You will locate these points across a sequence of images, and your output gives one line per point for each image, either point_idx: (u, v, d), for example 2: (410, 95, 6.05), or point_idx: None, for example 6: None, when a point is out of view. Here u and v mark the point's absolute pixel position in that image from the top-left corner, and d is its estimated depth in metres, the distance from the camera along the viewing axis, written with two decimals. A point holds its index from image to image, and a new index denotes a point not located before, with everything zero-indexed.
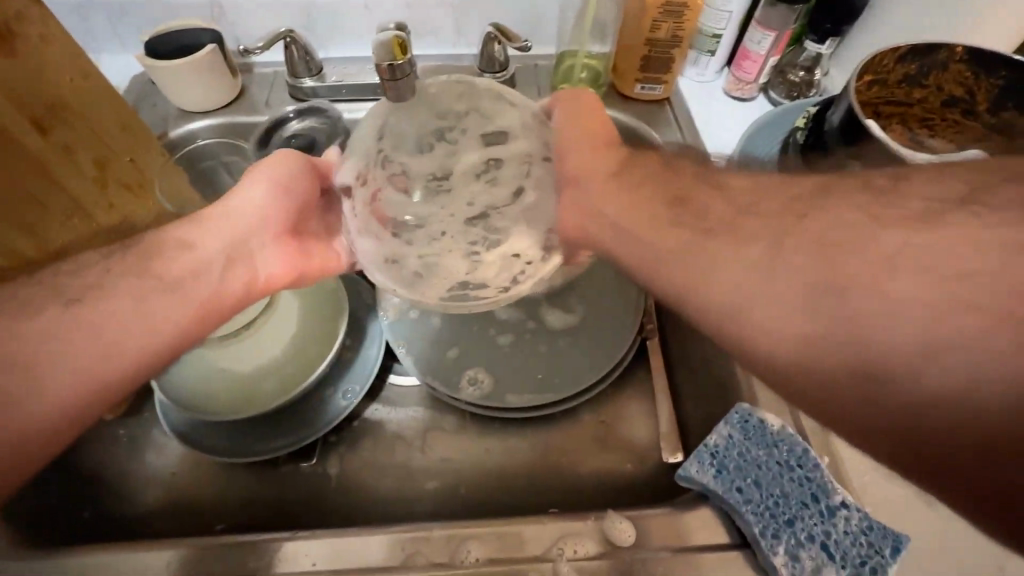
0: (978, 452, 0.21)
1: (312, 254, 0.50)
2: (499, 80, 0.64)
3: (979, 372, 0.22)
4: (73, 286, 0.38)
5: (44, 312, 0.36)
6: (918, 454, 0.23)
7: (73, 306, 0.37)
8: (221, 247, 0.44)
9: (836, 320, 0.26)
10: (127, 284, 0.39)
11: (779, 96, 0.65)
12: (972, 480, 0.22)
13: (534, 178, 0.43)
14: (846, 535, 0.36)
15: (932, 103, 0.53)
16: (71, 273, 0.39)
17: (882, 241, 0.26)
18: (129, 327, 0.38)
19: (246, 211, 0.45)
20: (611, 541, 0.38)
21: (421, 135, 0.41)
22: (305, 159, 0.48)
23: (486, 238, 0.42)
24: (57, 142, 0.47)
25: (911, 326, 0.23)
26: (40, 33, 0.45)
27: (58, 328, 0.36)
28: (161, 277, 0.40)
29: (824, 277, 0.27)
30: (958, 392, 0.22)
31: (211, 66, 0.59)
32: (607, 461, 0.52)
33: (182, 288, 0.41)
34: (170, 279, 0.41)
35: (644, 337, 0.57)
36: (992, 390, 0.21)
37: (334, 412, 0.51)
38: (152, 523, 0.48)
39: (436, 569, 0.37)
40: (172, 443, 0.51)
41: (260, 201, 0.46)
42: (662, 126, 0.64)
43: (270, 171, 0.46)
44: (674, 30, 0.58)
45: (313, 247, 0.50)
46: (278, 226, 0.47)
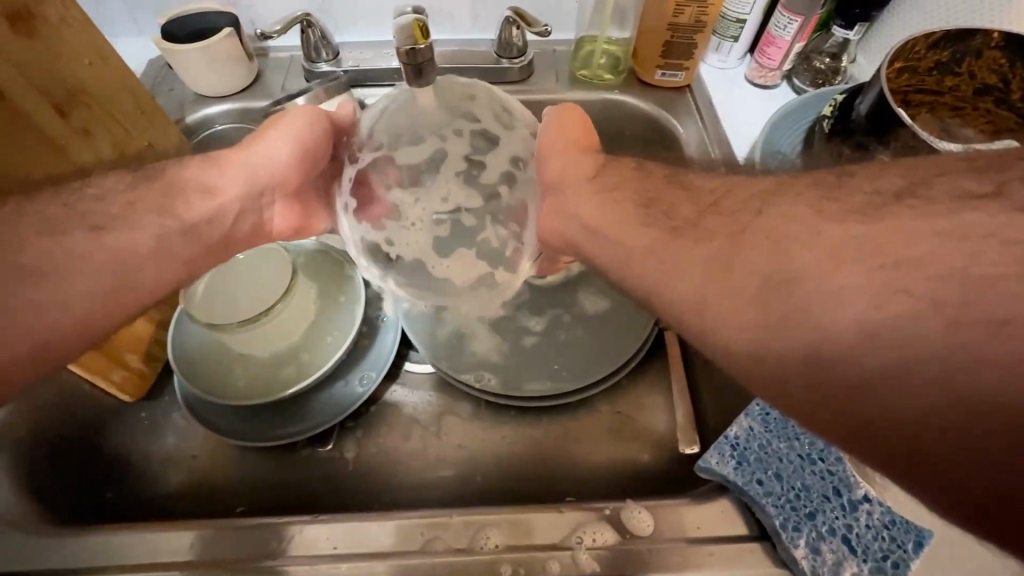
0: (980, 457, 0.23)
1: (313, 217, 0.52)
2: (516, 66, 0.63)
3: (987, 386, 0.24)
4: (97, 213, 0.40)
5: (71, 235, 0.38)
6: (921, 459, 0.25)
7: (97, 233, 0.39)
8: (237, 195, 0.46)
9: (854, 336, 0.27)
10: (150, 233, 0.40)
11: (803, 83, 0.63)
12: (969, 482, 0.24)
13: (518, 184, 0.44)
14: (868, 529, 0.35)
15: (964, 92, 0.51)
16: (94, 198, 0.40)
17: (906, 253, 0.27)
18: (147, 259, 0.40)
19: (264, 165, 0.47)
20: (629, 531, 0.38)
21: (417, 125, 0.42)
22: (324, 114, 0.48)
23: (456, 235, 0.42)
24: (75, 126, 0.47)
25: (928, 333, 0.25)
26: (60, 16, 0.44)
27: (81, 253, 0.38)
28: (182, 218, 0.43)
29: (846, 292, 0.28)
30: (963, 406, 0.24)
31: (228, 50, 0.58)
32: (623, 450, 0.52)
33: (199, 230, 0.44)
34: (190, 221, 0.43)
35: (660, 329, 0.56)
36: (996, 404, 0.23)
37: (350, 400, 0.52)
38: (172, 505, 0.49)
39: (456, 555, 0.37)
40: (192, 426, 0.52)
41: (275, 162, 0.48)
42: (683, 114, 0.63)
43: (290, 130, 0.46)
44: (697, 15, 0.57)
45: (314, 213, 0.53)
46: (288, 189, 0.49)
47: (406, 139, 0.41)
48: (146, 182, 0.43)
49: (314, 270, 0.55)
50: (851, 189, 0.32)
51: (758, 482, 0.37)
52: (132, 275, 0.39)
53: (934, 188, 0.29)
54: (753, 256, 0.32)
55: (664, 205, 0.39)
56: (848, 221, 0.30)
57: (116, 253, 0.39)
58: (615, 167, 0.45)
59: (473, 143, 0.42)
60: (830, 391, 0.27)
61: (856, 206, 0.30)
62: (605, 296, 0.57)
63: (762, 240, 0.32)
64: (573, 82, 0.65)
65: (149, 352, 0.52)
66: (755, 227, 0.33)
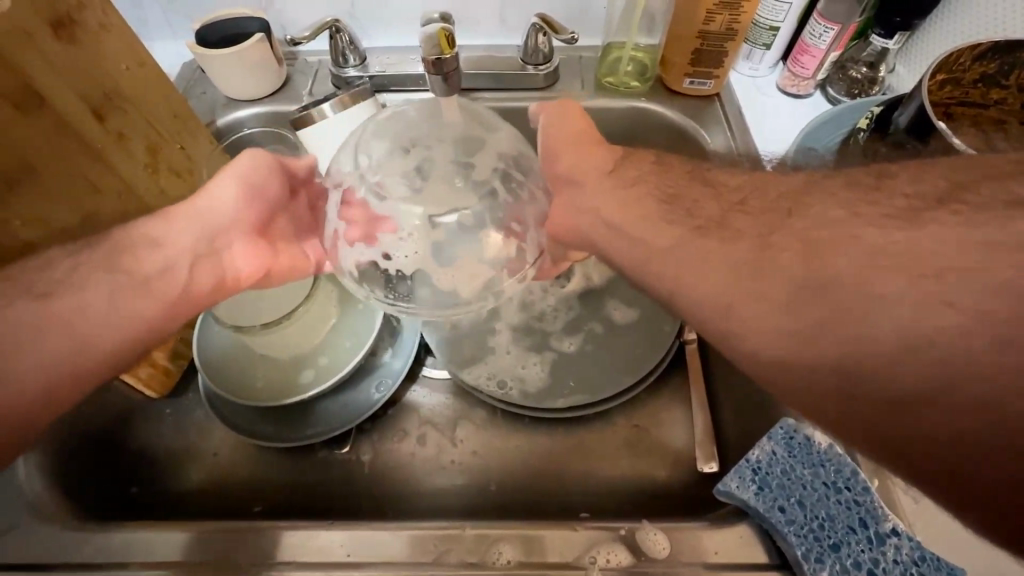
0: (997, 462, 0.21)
1: (278, 254, 0.50)
2: (542, 73, 0.63)
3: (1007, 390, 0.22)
4: (40, 282, 0.39)
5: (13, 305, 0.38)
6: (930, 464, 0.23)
7: (40, 300, 0.38)
8: (190, 242, 0.45)
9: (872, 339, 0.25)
10: (99, 292, 0.40)
11: (839, 93, 0.61)
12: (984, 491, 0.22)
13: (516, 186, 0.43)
14: (896, 564, 0.34)
15: (1012, 105, 0.49)
16: (38, 268, 0.40)
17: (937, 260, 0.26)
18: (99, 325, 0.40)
19: (216, 209, 0.46)
20: (645, 553, 0.37)
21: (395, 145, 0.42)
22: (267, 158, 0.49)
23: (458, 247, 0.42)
24: (113, 130, 0.48)
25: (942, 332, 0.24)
26: (99, 22, 0.46)
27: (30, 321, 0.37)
28: (135, 273, 0.42)
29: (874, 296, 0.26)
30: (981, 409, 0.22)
31: (258, 55, 0.59)
32: (639, 464, 0.51)
33: (150, 285, 0.43)
34: (142, 275, 0.42)
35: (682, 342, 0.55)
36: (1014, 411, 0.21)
37: (368, 404, 0.52)
38: (194, 501, 0.50)
39: (468, 569, 0.37)
40: (214, 424, 0.53)
41: (226, 202, 0.46)
42: (711, 123, 0.62)
43: (240, 167, 0.47)
44: (729, 22, 0.56)
45: (279, 248, 0.51)
46: (248, 227, 0.49)
47: (392, 156, 0.41)
48: (94, 243, 0.42)
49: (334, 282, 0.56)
50: (880, 193, 0.31)
51: (781, 509, 0.36)
52: (88, 338, 0.39)
53: (988, 194, 0.27)
54: (777, 270, 0.31)
55: (687, 206, 0.38)
56: (870, 227, 0.29)
57: (68, 317, 0.38)
58: (636, 177, 0.44)
59: (458, 149, 0.42)
60: (845, 392, 0.26)
61: (890, 213, 0.29)
62: (627, 309, 0.57)
63: (785, 253, 0.31)
64: (599, 89, 0.64)
65: (176, 350, 0.53)
66: (776, 237, 0.32)
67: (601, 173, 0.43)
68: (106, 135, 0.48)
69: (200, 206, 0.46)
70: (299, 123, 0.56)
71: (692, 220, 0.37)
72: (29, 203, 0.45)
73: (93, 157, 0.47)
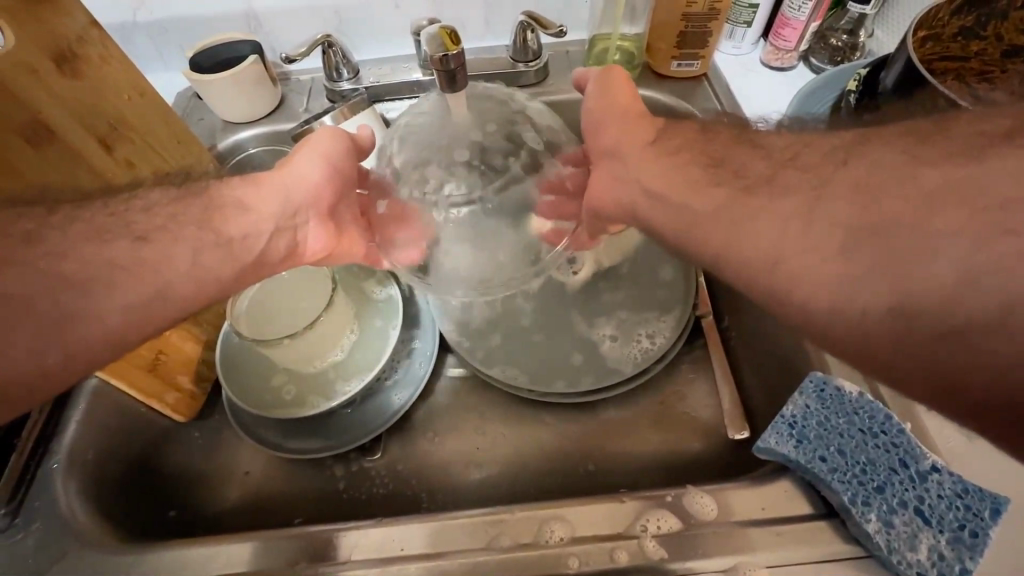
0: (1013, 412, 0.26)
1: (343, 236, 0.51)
2: (533, 69, 0.64)
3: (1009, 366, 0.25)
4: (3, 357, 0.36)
5: None
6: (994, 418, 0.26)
7: None
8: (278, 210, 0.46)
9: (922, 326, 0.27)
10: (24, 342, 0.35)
11: (822, 62, 0.63)
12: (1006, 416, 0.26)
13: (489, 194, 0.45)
14: (941, 499, 0.36)
15: (993, 54, 0.51)
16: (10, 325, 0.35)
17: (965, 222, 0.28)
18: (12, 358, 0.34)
19: (300, 186, 0.47)
20: (694, 516, 0.38)
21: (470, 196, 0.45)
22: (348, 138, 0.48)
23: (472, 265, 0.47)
24: (120, 158, 0.49)
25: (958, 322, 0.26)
26: (100, 54, 0.46)
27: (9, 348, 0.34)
28: (221, 233, 0.42)
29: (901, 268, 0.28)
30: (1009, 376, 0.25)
31: (257, 77, 0.60)
32: (669, 439, 0.52)
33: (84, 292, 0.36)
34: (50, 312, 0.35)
35: (698, 316, 0.56)
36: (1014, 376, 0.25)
37: (392, 410, 0.52)
38: (233, 519, 0.50)
39: (524, 549, 0.37)
40: (243, 442, 0.53)
41: (313, 176, 0.47)
42: (702, 101, 0.63)
43: (322, 145, 0.47)
44: (711, 3, 0.57)
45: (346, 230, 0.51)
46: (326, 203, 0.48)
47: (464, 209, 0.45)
48: (191, 196, 0.43)
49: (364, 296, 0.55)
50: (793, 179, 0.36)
51: (899, 430, 0.39)
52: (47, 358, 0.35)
53: (962, 139, 0.30)
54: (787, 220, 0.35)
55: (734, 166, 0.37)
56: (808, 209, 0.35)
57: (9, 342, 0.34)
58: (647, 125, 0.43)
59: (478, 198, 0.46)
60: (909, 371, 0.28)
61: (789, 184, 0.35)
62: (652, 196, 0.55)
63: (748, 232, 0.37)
64: None
65: (198, 372, 0.53)
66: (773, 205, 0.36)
67: (644, 146, 0.42)
68: (113, 163, 0.49)
69: (279, 182, 0.46)
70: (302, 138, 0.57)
71: (739, 182, 0.36)
72: None
73: (100, 183, 0.48)
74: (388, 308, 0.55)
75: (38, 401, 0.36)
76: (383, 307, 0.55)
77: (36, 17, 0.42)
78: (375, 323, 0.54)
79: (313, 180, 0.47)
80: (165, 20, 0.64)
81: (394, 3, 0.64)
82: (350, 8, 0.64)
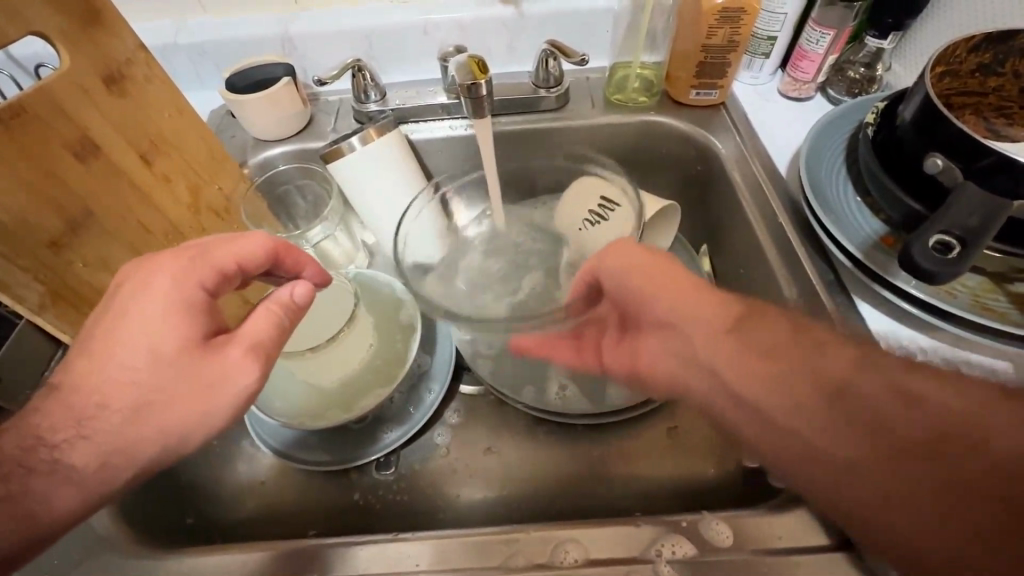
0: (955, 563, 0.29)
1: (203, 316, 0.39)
2: (555, 95, 0.66)
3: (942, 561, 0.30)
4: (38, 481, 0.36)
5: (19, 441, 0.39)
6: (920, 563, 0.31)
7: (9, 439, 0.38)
8: (103, 440, 0.36)
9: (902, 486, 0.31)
10: (75, 428, 0.36)
11: (840, 93, 0.64)
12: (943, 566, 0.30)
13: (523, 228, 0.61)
14: None
15: (1010, 90, 0.52)
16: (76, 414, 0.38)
17: None
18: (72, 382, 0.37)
19: (117, 303, 0.38)
20: (708, 543, 0.38)
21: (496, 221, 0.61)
22: (251, 246, 0.42)
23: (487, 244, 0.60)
24: (159, 172, 0.51)
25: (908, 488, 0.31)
26: (144, 74, 0.49)
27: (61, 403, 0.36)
28: (76, 425, 0.36)
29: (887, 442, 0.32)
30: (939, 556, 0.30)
31: (289, 98, 0.63)
32: (683, 464, 0.52)
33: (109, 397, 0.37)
34: (102, 360, 0.37)
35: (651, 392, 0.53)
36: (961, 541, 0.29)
37: (411, 423, 0.54)
38: (248, 530, 0.50)
39: (538, 570, 0.37)
40: (261, 453, 0.54)
41: (129, 294, 0.38)
42: (720, 129, 0.64)
43: (126, 331, 0.37)
44: (730, 35, 0.59)
45: (206, 310, 0.39)
46: (127, 315, 0.37)
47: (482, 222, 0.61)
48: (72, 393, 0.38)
49: (384, 320, 0.56)
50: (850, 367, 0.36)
51: None
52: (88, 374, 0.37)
53: None
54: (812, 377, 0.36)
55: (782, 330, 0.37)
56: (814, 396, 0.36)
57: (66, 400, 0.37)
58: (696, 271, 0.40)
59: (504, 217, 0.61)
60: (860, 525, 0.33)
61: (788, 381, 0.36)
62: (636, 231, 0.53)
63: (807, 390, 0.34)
64: (609, 106, 0.67)
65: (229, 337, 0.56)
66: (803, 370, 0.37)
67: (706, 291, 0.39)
68: (152, 177, 0.50)
69: (131, 314, 0.37)
70: (332, 156, 0.58)
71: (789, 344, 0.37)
72: (91, 247, 0.46)
73: (141, 198, 0.49)
74: (410, 330, 0.55)
75: (66, 405, 0.37)
76: (407, 327, 0.55)
77: (93, 41, 0.45)
78: (396, 337, 0.55)
79: (159, 317, 0.37)
80: (204, 42, 0.67)
81: (422, 29, 0.67)
82: (380, 33, 0.67)
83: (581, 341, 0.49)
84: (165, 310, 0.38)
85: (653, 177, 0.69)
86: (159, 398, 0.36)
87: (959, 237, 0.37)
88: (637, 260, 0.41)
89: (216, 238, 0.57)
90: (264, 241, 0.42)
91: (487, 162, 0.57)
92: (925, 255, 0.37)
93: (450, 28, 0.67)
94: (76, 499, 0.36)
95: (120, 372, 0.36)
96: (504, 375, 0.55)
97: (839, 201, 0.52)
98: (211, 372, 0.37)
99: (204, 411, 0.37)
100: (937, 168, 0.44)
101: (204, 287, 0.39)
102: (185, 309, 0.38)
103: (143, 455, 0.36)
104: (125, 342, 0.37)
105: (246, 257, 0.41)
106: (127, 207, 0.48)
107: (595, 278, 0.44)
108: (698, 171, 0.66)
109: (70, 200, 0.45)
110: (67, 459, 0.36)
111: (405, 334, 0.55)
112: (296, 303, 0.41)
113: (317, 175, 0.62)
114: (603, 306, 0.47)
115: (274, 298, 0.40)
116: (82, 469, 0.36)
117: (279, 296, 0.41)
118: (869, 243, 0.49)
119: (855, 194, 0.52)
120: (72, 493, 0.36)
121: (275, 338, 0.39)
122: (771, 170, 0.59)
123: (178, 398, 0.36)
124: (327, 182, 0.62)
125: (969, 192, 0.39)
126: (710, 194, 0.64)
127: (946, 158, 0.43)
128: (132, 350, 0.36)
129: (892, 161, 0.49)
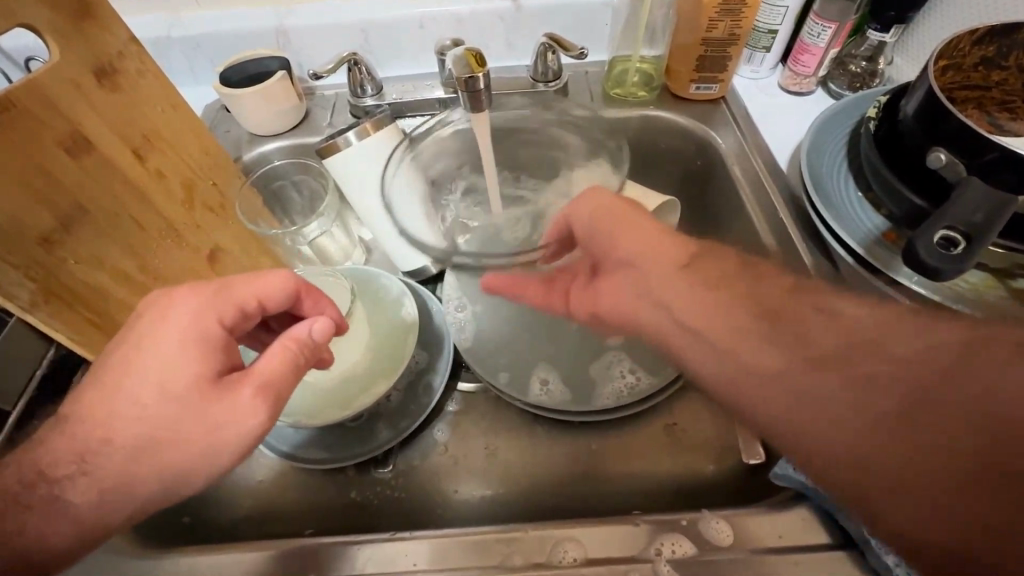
0: None
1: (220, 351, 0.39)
2: (553, 89, 0.65)
3: None
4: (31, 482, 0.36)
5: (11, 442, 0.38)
6: None
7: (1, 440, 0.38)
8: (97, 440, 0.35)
9: None
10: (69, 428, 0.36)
11: (841, 87, 0.64)
12: None
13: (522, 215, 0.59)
14: None
15: (1013, 84, 0.51)
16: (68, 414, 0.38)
17: None
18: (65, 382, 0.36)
19: (133, 337, 0.38)
20: (708, 542, 0.38)
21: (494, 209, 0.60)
22: (273, 284, 0.43)
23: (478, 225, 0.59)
24: (152, 168, 0.50)
25: None
26: (136, 68, 0.48)
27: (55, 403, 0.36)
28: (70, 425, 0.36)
29: None
30: None
31: (284, 93, 0.62)
32: (684, 461, 0.51)
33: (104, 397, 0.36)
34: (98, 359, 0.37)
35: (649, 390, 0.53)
36: None
37: (408, 421, 0.53)
38: (244, 529, 0.50)
39: (536, 569, 0.37)
40: (258, 451, 0.54)
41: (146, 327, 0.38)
42: (720, 123, 0.63)
43: (143, 363, 0.37)
44: (730, 29, 0.58)
45: (224, 348, 0.40)
46: (144, 350, 0.38)
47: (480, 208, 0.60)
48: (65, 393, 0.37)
49: (384, 330, 0.54)
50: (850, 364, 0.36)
51: None
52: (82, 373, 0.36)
53: None
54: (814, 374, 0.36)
55: None
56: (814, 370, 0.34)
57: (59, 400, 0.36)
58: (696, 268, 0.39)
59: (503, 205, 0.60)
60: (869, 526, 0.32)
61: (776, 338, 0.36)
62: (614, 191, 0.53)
63: None
64: (607, 100, 0.66)
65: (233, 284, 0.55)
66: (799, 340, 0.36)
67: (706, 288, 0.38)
68: (146, 173, 0.50)
69: (148, 347, 0.38)
70: (326, 152, 0.58)
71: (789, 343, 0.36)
72: (84, 244, 0.46)
73: (134, 194, 0.49)
74: (408, 328, 0.54)
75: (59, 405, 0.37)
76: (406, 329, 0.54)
77: (84, 33, 0.44)
78: (395, 339, 0.54)
79: (177, 352, 0.38)
80: (197, 36, 0.66)
81: (419, 23, 0.66)
82: (377, 26, 0.66)
83: (551, 285, 0.47)
84: (182, 345, 0.38)
85: (652, 172, 0.69)
86: (166, 436, 0.36)
87: (965, 233, 0.37)
88: (634, 254, 0.40)
89: (212, 236, 0.56)
90: (286, 279, 0.44)
91: (483, 156, 0.56)
92: (929, 249, 0.37)
93: (447, 21, 0.66)
94: (69, 501, 0.35)
95: (134, 406, 0.36)
96: (499, 368, 0.55)
97: (841, 197, 0.51)
98: (223, 410, 0.36)
99: (210, 449, 0.36)
100: (941, 162, 0.43)
101: (223, 322, 0.40)
102: (203, 343, 0.38)
103: (135, 456, 0.36)
104: (139, 375, 0.37)
105: (266, 295, 0.43)
106: (120, 204, 0.48)
107: (568, 225, 0.45)
108: (697, 167, 0.65)
109: (61, 196, 0.44)
110: (60, 460, 0.35)
111: (404, 339, 0.53)
112: (313, 341, 0.41)
113: (313, 171, 0.62)
114: (577, 257, 0.47)
115: (291, 334, 0.40)
116: (75, 469, 0.35)
117: (297, 333, 0.41)
118: (871, 238, 0.48)
119: (856, 189, 0.52)
120: (64, 495, 0.35)
121: (290, 375, 0.39)
122: (772, 164, 0.59)
123: (185, 433, 0.36)
124: (323, 177, 0.61)
125: (974, 187, 0.38)
126: (710, 190, 0.64)
127: (950, 153, 0.43)
128: (148, 384, 0.36)
129: (894, 155, 0.48)
